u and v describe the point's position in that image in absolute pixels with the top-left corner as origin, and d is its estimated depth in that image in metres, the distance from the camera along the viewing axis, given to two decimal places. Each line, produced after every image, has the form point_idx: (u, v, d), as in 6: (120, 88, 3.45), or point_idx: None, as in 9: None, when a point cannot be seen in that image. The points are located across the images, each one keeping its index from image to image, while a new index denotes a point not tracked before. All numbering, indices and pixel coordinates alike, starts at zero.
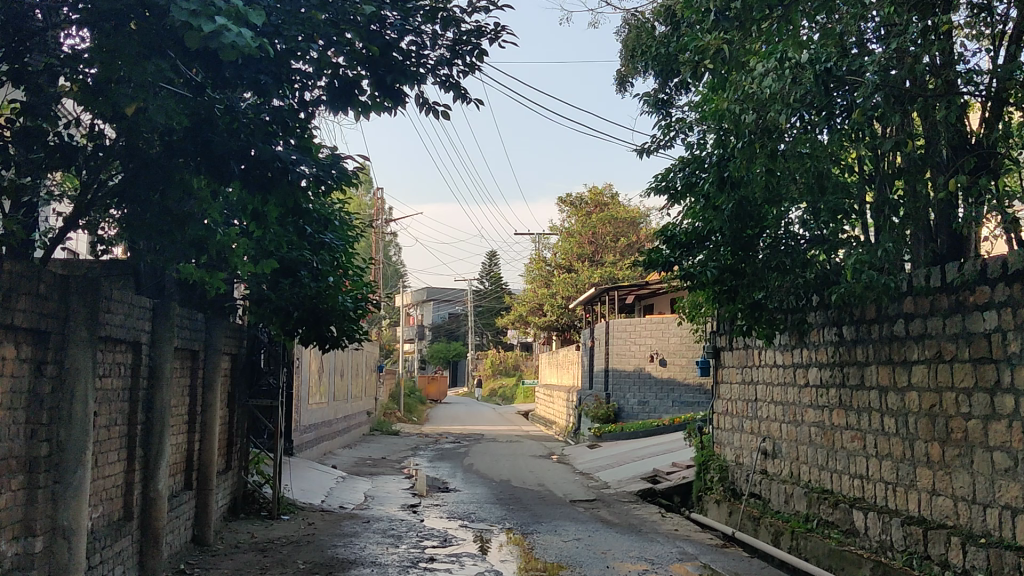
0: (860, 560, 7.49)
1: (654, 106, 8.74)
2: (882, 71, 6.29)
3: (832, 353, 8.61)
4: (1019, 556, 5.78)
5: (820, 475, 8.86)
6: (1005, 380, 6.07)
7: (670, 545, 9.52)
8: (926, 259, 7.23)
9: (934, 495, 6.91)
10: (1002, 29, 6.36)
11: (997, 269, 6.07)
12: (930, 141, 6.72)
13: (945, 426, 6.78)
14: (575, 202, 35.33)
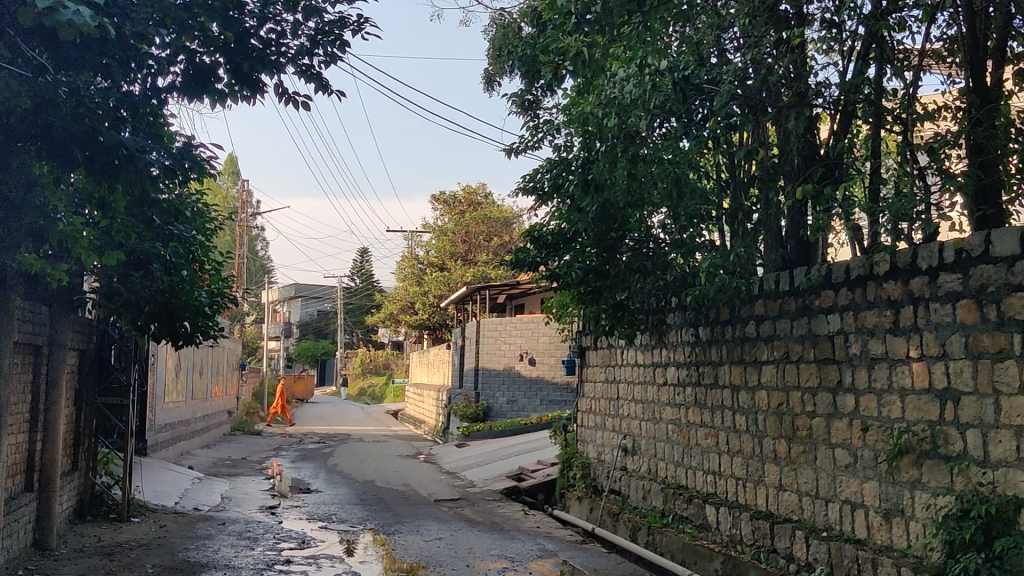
0: (711, 554, 7.70)
1: (521, 106, 8.77)
2: (737, 81, 6.48)
3: (689, 352, 8.85)
4: (858, 549, 6.06)
5: (676, 472, 9.08)
6: (847, 380, 6.36)
7: (531, 543, 9.59)
8: (777, 263, 7.49)
9: (780, 491, 7.17)
10: (851, 45, 6.62)
11: (842, 274, 6.37)
12: (782, 151, 6.98)
13: (791, 424, 7.05)
14: (448, 201, 35.28)
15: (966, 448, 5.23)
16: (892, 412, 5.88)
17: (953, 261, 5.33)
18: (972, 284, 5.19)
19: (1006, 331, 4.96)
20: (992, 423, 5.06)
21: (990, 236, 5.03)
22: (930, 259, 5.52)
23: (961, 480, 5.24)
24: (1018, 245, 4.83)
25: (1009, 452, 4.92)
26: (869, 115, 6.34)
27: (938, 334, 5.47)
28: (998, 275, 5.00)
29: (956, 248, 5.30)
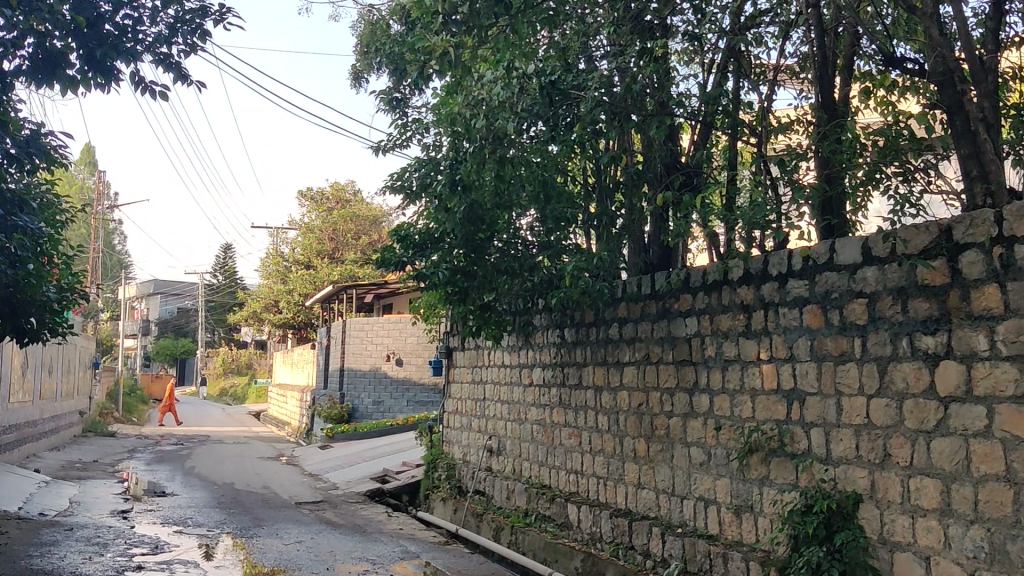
0: (572, 551, 7.83)
1: (388, 104, 8.58)
2: (603, 88, 6.60)
3: (554, 354, 8.96)
4: (710, 544, 6.28)
5: (539, 471, 9.18)
6: (702, 381, 6.57)
7: (393, 545, 9.51)
8: (639, 267, 7.67)
9: (639, 489, 7.34)
10: (712, 58, 6.83)
11: (699, 279, 6.58)
12: (646, 158, 7.15)
13: (650, 423, 7.23)
14: (316, 198, 34.65)
15: (810, 446, 5.48)
16: (744, 412, 6.11)
17: (801, 268, 5.59)
18: (818, 290, 5.45)
19: (848, 335, 5.23)
20: (834, 423, 5.33)
21: (835, 245, 5.30)
22: (780, 266, 5.77)
23: (806, 477, 5.49)
24: (860, 253, 5.11)
25: (849, 450, 5.19)
26: (726, 126, 6.56)
27: (787, 338, 5.72)
28: (841, 282, 5.27)
29: (804, 255, 5.56)
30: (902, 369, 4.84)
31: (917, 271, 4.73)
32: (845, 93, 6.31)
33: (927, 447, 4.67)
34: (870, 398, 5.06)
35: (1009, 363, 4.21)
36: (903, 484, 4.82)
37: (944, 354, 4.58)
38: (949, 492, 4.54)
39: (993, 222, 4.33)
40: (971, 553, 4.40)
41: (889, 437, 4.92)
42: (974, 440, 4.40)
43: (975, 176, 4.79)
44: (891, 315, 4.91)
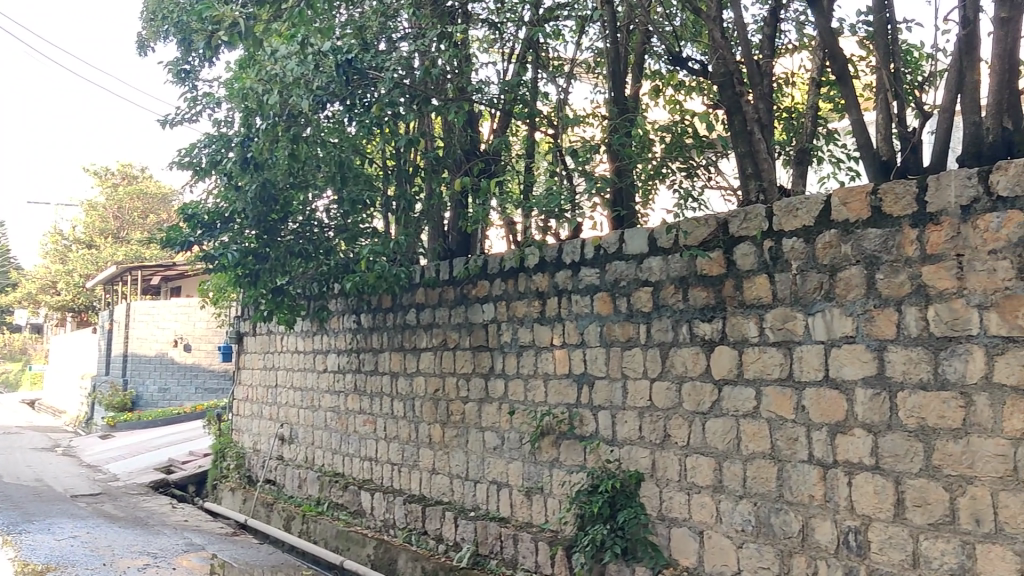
0: (364, 539, 7.78)
1: (177, 76, 8.23)
2: (401, 69, 6.49)
3: (350, 340, 8.83)
4: (501, 526, 6.39)
5: (332, 459, 9.03)
6: (497, 366, 6.65)
7: (177, 537, 9.11)
8: (436, 253, 7.67)
9: (433, 475, 7.36)
10: (511, 48, 6.89)
11: (496, 265, 6.65)
12: (445, 143, 7.12)
13: (445, 409, 7.25)
14: (99, 172, 32.55)
15: (597, 429, 5.67)
16: (536, 396, 6.24)
17: (592, 256, 5.75)
18: (607, 278, 5.63)
19: (634, 322, 5.43)
20: (619, 406, 5.53)
21: (624, 236, 5.49)
22: (573, 254, 5.91)
23: (592, 458, 5.67)
24: (647, 244, 5.32)
25: (633, 431, 5.41)
26: (524, 115, 6.64)
27: (578, 324, 5.87)
28: (628, 270, 5.46)
29: (595, 245, 5.72)
30: (682, 354, 5.08)
31: (697, 262, 4.97)
32: (636, 90, 6.53)
33: (703, 428, 4.93)
34: (653, 381, 5.28)
35: (776, 349, 4.53)
36: (681, 463, 5.06)
37: (719, 340, 4.85)
38: (722, 470, 4.81)
39: (764, 217, 4.62)
40: (740, 527, 4.70)
41: (669, 418, 5.15)
42: (744, 421, 4.69)
43: (750, 174, 5.09)
44: (673, 303, 5.14)
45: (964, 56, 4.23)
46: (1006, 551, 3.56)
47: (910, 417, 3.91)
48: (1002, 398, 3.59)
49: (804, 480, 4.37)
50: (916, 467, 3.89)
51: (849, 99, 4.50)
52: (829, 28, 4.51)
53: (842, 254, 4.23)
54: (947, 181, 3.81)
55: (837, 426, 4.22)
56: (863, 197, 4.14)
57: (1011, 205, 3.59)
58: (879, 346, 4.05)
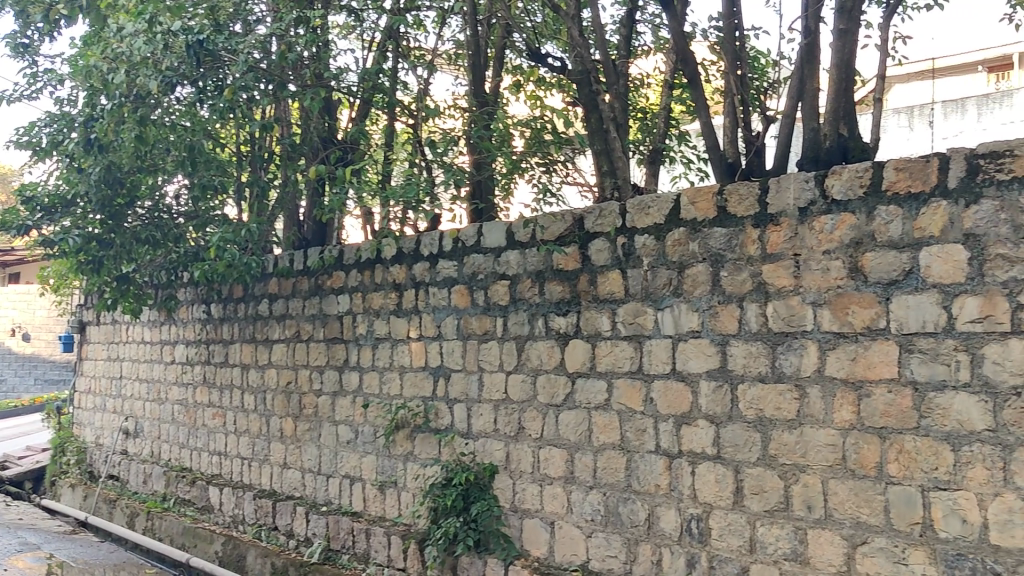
0: (212, 536, 7.56)
1: (15, 50, 7.76)
2: (255, 52, 6.29)
3: (199, 330, 8.55)
4: (353, 520, 6.33)
5: (179, 454, 8.73)
6: (352, 359, 6.58)
7: (10, 536, 8.63)
8: (291, 242, 7.51)
9: (284, 469, 7.21)
10: (371, 36, 6.80)
11: (351, 256, 6.56)
12: (302, 130, 6.97)
13: (298, 402, 7.11)
14: None
15: (452, 422, 5.69)
16: (391, 389, 6.21)
17: (450, 249, 5.75)
18: (465, 271, 5.64)
19: (491, 315, 5.46)
20: (475, 398, 5.55)
21: (481, 228, 5.51)
22: (430, 246, 5.89)
23: (447, 451, 5.68)
24: (504, 237, 5.36)
25: (487, 424, 5.44)
26: (382, 104, 6.56)
27: (434, 316, 5.87)
28: (486, 263, 5.48)
29: (453, 237, 5.71)
30: (537, 348, 5.14)
31: (553, 257, 5.04)
32: (496, 84, 6.56)
33: (556, 420, 5.01)
34: (508, 374, 5.32)
35: (627, 342, 4.64)
36: (534, 455, 5.13)
37: (573, 333, 4.93)
38: (573, 461, 4.90)
39: (617, 214, 4.71)
40: (589, 517, 4.80)
41: (524, 411, 5.21)
42: (595, 413, 4.79)
43: (605, 171, 5.19)
44: (529, 297, 5.19)
45: (805, 65, 4.42)
46: (834, 535, 3.76)
47: (749, 409, 4.08)
48: (833, 391, 3.79)
49: (650, 470, 4.50)
50: (754, 457, 4.06)
51: (699, 102, 4.64)
52: (681, 31, 4.63)
53: (690, 251, 4.36)
54: (787, 183, 3.98)
55: (682, 417, 4.36)
56: (710, 197, 4.28)
57: (844, 208, 3.79)
58: (722, 341, 4.21)
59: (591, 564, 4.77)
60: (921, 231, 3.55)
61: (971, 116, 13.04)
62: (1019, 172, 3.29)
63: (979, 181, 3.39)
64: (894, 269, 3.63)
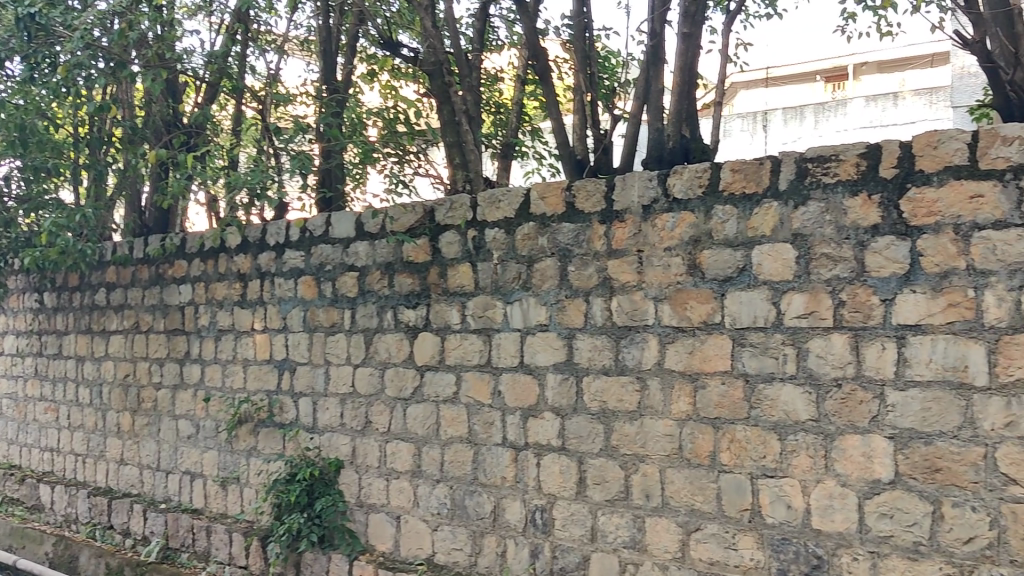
0: (42, 536, 7.19)
1: None
2: (93, 30, 5.98)
3: (31, 320, 8.10)
4: (193, 518, 6.13)
5: (8, 450, 8.26)
6: (194, 351, 6.37)
7: None
8: (132, 230, 7.21)
9: (121, 465, 6.93)
10: (220, 18, 6.59)
11: (194, 245, 6.34)
12: (145, 111, 6.70)
13: (136, 396, 6.84)
14: None
15: (297, 416, 5.58)
16: (235, 382, 6.04)
17: (298, 239, 5.64)
18: (313, 262, 5.55)
19: (338, 307, 5.38)
20: (321, 392, 5.47)
21: (330, 219, 5.43)
22: (277, 236, 5.76)
23: (291, 446, 5.58)
24: (353, 228, 5.30)
25: (333, 418, 5.37)
26: (230, 89, 6.37)
27: (280, 308, 5.75)
28: (334, 254, 5.41)
29: (300, 227, 5.60)
30: (385, 341, 5.10)
31: (403, 248, 5.01)
32: (349, 72, 6.46)
33: (404, 414, 4.99)
34: (355, 367, 5.26)
35: (476, 336, 4.66)
36: (381, 449, 5.09)
37: (422, 326, 4.92)
38: (420, 454, 4.90)
39: (468, 207, 4.73)
40: (435, 510, 4.81)
41: (371, 405, 5.16)
42: (443, 406, 4.80)
43: (457, 164, 5.20)
44: (378, 289, 5.15)
45: (650, 66, 4.54)
46: (670, 523, 3.89)
47: (593, 401, 4.17)
48: (671, 383, 3.91)
49: (496, 463, 4.55)
50: (597, 448, 4.15)
51: (549, 99, 4.70)
52: (532, 28, 4.68)
53: (538, 246, 4.41)
54: (631, 182, 4.08)
55: (529, 410, 4.42)
56: (559, 192, 4.34)
57: (684, 206, 3.92)
58: (568, 334, 4.28)
59: (436, 557, 4.77)
60: (754, 230, 3.70)
61: (807, 124, 13.99)
62: (844, 175, 3.46)
63: (808, 183, 3.55)
64: (729, 266, 3.77)
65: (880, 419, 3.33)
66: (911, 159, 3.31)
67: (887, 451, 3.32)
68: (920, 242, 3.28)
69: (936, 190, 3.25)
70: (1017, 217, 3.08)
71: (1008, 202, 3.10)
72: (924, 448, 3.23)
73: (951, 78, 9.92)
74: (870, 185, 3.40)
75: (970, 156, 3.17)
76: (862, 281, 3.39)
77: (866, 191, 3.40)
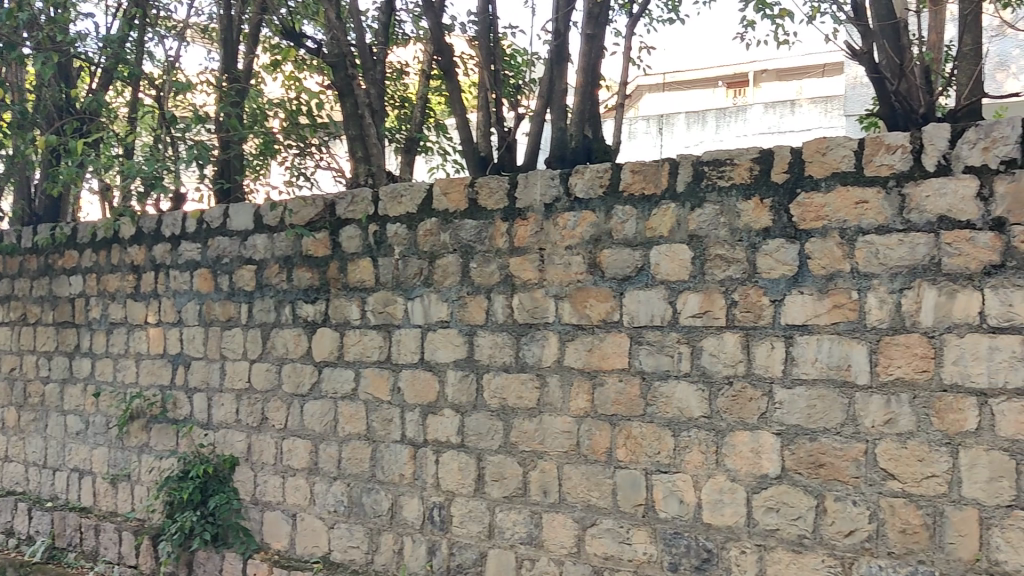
0: None
1: None
2: None
3: None
4: (81, 517, 5.94)
5: None
6: (84, 344, 6.17)
7: None
8: (19, 217, 6.93)
9: (5, 462, 6.67)
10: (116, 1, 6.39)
11: (86, 235, 6.14)
12: (36, 95, 6.45)
13: (22, 390, 6.59)
14: None
15: (192, 412, 5.46)
16: (126, 377, 5.88)
17: (194, 231, 5.51)
18: (209, 254, 5.43)
19: (235, 301, 5.28)
20: (216, 387, 5.36)
21: (228, 210, 5.33)
22: (173, 227, 5.62)
23: (185, 442, 5.45)
24: (252, 221, 5.21)
25: (229, 414, 5.27)
26: (126, 75, 6.18)
27: (175, 301, 5.61)
28: (231, 247, 5.31)
29: (197, 219, 5.48)
30: (283, 336, 5.03)
31: (303, 242, 4.95)
32: (251, 61, 6.33)
33: (301, 411, 4.93)
34: (252, 363, 5.17)
35: (376, 332, 4.63)
36: (277, 446, 5.02)
37: (322, 322, 4.86)
38: (317, 452, 4.84)
39: (369, 201, 4.70)
40: (332, 508, 4.76)
41: (267, 401, 5.08)
42: (342, 403, 4.75)
43: (359, 157, 5.16)
44: (276, 283, 5.07)
45: (554, 65, 4.57)
46: (566, 518, 3.94)
47: (493, 398, 4.19)
48: (570, 380, 3.96)
49: (395, 460, 4.53)
50: (496, 445, 4.18)
51: (453, 95, 4.69)
52: (437, 23, 4.66)
53: (440, 242, 4.41)
54: (533, 180, 4.11)
55: (428, 407, 4.42)
56: (461, 188, 4.35)
57: (585, 205, 3.96)
58: (469, 331, 4.29)
59: (332, 555, 4.73)
60: (652, 231, 3.77)
61: (709, 128, 14.20)
62: (738, 179, 3.55)
63: (705, 186, 3.63)
64: (627, 266, 3.83)
65: (769, 416, 3.43)
66: (802, 165, 3.42)
67: (775, 447, 3.42)
68: (808, 245, 3.38)
69: (824, 195, 3.36)
70: (899, 222, 3.21)
71: (891, 208, 3.22)
72: (809, 445, 3.34)
73: (843, 87, 10.17)
74: (763, 189, 3.49)
75: (857, 163, 3.30)
76: (754, 282, 3.49)
77: (759, 194, 3.50)
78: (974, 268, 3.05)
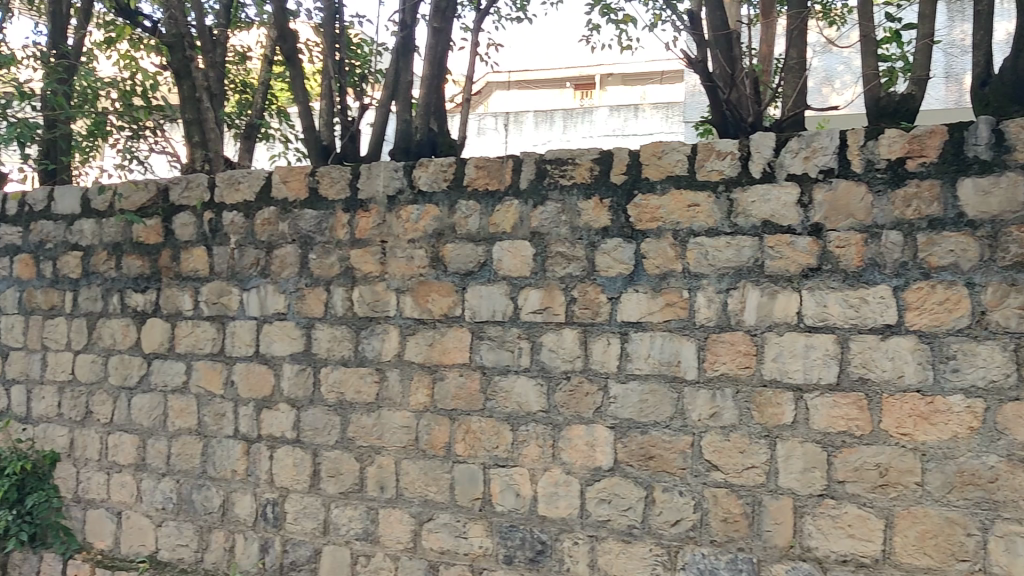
0: None
1: None
2: None
3: None
4: None
5: None
6: None
7: None
8: None
9: None
10: None
11: None
12: None
13: None
14: None
15: (9, 405, 5.16)
16: None
17: (15, 213, 5.20)
18: (31, 239, 5.14)
19: (58, 288, 5.01)
20: (36, 379, 5.08)
21: (53, 193, 5.05)
22: None
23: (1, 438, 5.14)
24: (79, 204, 4.95)
25: (50, 408, 5.00)
26: None
27: None
28: (56, 231, 5.03)
29: (19, 201, 5.17)
30: (110, 326, 4.81)
31: (133, 228, 4.75)
32: (82, 37, 6.01)
33: (128, 404, 4.73)
34: (76, 354, 4.93)
35: (209, 323, 4.49)
36: (102, 441, 4.80)
37: (152, 312, 4.68)
38: (145, 447, 4.66)
39: (206, 187, 4.55)
40: (159, 505, 4.59)
41: (92, 394, 4.85)
42: (172, 397, 4.59)
43: (196, 142, 5.00)
44: (104, 271, 4.84)
45: (399, 57, 4.55)
46: (403, 513, 3.93)
47: (331, 392, 4.14)
48: (410, 374, 3.95)
49: (227, 456, 4.40)
50: (333, 440, 4.12)
51: (296, 82, 4.60)
52: (281, 7, 4.56)
53: (279, 232, 4.31)
54: (377, 171, 4.08)
55: (263, 401, 4.32)
56: (302, 177, 4.27)
57: (428, 199, 3.96)
58: (307, 324, 4.22)
59: (159, 554, 4.56)
60: (495, 227, 3.80)
61: (557, 128, 14.39)
62: (578, 178, 3.63)
63: (546, 184, 3.70)
64: (469, 260, 3.85)
65: (603, 410, 3.53)
66: (639, 167, 3.53)
67: (608, 441, 3.52)
68: (643, 245, 3.49)
69: (659, 197, 3.48)
70: (727, 225, 3.35)
71: (720, 211, 3.37)
72: (640, 438, 3.46)
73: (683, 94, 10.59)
74: (602, 189, 3.58)
75: (690, 167, 3.43)
76: (591, 280, 3.58)
77: (598, 194, 3.58)
78: (794, 270, 3.22)
